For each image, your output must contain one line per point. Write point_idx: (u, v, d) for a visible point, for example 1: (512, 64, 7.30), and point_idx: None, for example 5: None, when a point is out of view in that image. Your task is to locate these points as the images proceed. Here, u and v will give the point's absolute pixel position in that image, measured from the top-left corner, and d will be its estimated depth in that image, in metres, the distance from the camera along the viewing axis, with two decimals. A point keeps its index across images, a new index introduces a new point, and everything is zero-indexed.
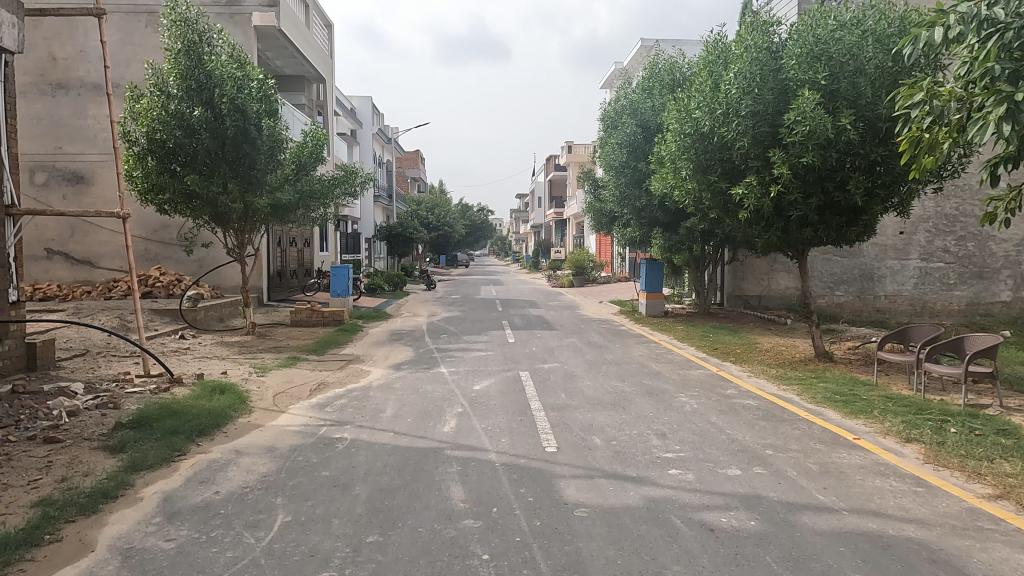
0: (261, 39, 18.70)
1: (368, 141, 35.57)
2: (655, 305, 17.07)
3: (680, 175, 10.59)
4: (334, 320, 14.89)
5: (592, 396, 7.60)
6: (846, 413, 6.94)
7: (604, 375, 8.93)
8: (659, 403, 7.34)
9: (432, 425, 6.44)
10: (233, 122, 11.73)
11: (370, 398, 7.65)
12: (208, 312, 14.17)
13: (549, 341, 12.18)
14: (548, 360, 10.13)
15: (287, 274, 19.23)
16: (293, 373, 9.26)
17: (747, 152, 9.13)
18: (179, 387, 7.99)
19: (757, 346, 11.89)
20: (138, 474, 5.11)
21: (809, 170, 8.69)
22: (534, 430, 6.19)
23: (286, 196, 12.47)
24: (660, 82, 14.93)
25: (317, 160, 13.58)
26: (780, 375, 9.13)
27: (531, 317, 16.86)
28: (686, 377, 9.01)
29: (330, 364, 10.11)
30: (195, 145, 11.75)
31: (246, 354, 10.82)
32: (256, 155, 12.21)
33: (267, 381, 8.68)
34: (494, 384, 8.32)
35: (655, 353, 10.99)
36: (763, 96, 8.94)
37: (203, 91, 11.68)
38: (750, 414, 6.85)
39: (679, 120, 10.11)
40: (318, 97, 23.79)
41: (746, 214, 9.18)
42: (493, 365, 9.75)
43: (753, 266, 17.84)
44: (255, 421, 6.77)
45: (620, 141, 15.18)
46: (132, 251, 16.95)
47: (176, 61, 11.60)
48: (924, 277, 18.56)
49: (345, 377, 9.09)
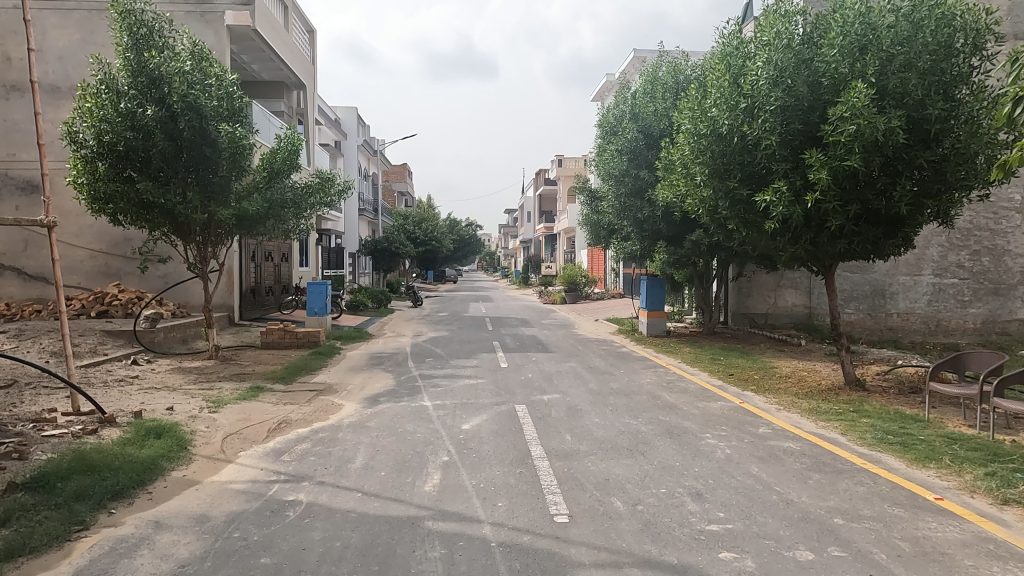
0: (236, 40, 17.55)
1: (354, 153, 34.44)
2: (657, 324, 15.94)
3: (692, 181, 9.50)
4: (309, 342, 13.61)
5: (604, 439, 6.38)
6: (910, 460, 5.78)
7: (613, 410, 7.71)
8: (684, 448, 6.13)
9: (411, 482, 5.18)
10: (189, 123, 10.55)
11: (339, 443, 6.39)
12: (168, 334, 12.86)
13: (546, 366, 10.94)
14: (547, 390, 8.89)
15: (262, 291, 17.92)
16: (251, 409, 7.93)
17: (775, 153, 8.08)
18: (110, 428, 6.65)
19: (775, 372, 10.73)
20: (11, 565, 3.80)
21: (849, 175, 7.63)
22: (537, 489, 4.97)
23: (253, 205, 11.24)
24: (663, 85, 13.93)
25: (291, 168, 12.31)
26: (812, 409, 7.97)
27: (523, 337, 15.64)
28: (707, 411, 7.83)
29: (298, 396, 8.80)
30: (149, 148, 10.54)
31: (203, 382, 9.50)
32: (217, 159, 11.02)
33: (218, 420, 7.35)
34: (487, 422, 7.08)
35: (665, 381, 9.78)
36: (795, 90, 7.88)
37: (155, 88, 10.48)
38: (797, 464, 5.66)
39: (693, 118, 9.03)
40: (298, 105, 22.66)
41: (773, 225, 8.11)
42: (484, 396, 8.51)
43: (760, 281, 16.80)
44: (191, 477, 5.45)
45: (620, 148, 14.12)
46: (92, 266, 15.62)
47: (124, 56, 10.40)
48: (938, 294, 17.59)
49: (313, 413, 7.79)
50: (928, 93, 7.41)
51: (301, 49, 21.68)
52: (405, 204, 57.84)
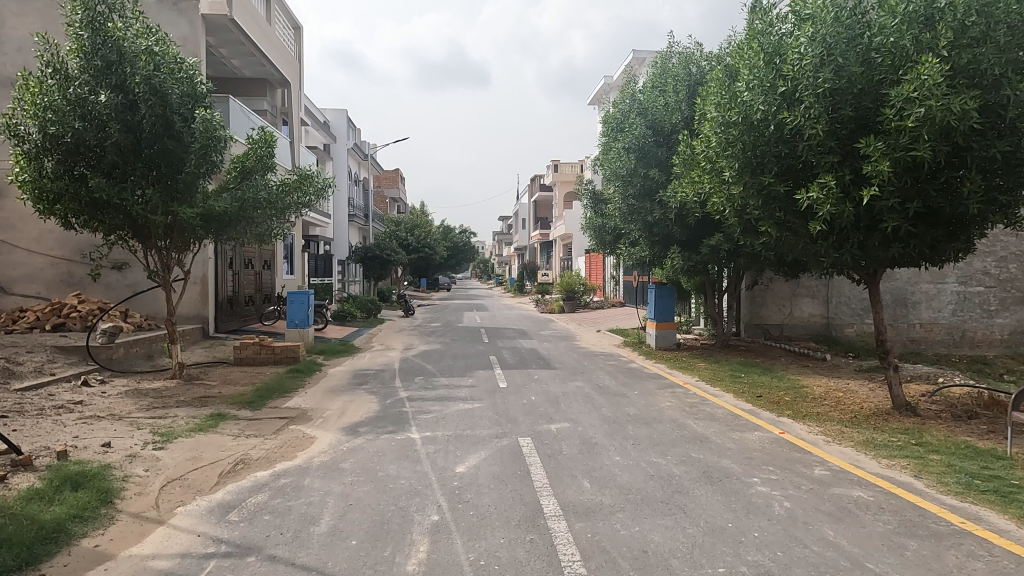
0: (212, 31, 16.35)
1: (343, 155, 33.19)
2: (666, 336, 14.78)
3: (718, 177, 8.39)
4: (287, 358, 12.37)
5: (631, 487, 5.20)
6: (1016, 517, 4.64)
7: (634, 444, 6.51)
8: (732, 500, 4.94)
9: (391, 557, 3.95)
10: (150, 110, 9.38)
11: (303, 494, 5.14)
12: (128, 350, 11.59)
13: (551, 387, 9.74)
14: (554, 417, 7.66)
15: (240, 301, 16.63)
16: (206, 444, 6.65)
17: (821, 144, 7.00)
18: (22, 474, 5.36)
19: (806, 393, 9.57)
20: None
21: (910, 168, 6.54)
22: (555, 568, 3.76)
23: (221, 205, 9.98)
24: (673, 77, 12.80)
25: (266, 167, 11.08)
26: (868, 442, 6.78)
27: (522, 350, 14.44)
28: (746, 446, 6.62)
29: (265, 426, 7.54)
30: (103, 140, 9.33)
31: (157, 409, 8.24)
32: (183, 152, 9.83)
33: (162, 460, 6.07)
34: (486, 462, 5.87)
35: (687, 405, 8.60)
36: (845, 70, 6.79)
37: (112, 73, 9.32)
38: (881, 525, 4.47)
39: (721, 105, 7.92)
40: (282, 103, 21.44)
41: (817, 226, 7.03)
42: (481, 426, 7.26)
43: (775, 290, 15.72)
44: (103, 549, 4.17)
45: (627, 145, 12.95)
46: (53, 274, 14.34)
47: (77, 35, 9.23)
48: (963, 303, 16.50)
49: (280, 449, 6.54)
50: (1006, 72, 6.36)
51: (286, 45, 20.53)
52: (397, 211, 56.75)
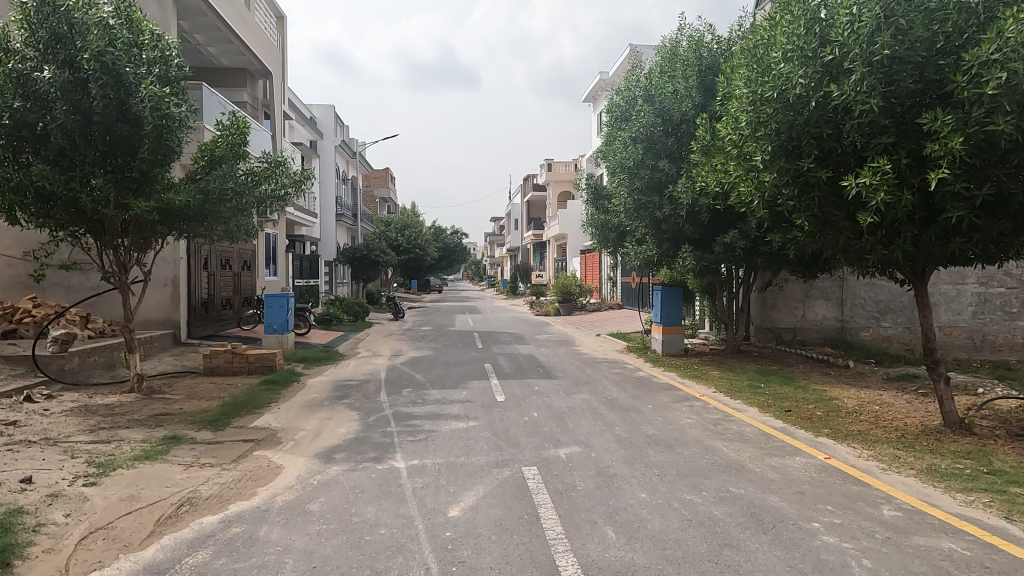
0: (185, 14, 15.21)
1: (331, 152, 32.08)
2: (673, 341, 13.79)
3: (747, 164, 7.44)
4: (262, 367, 11.28)
5: (668, 539, 4.17)
6: None
7: (659, 476, 5.48)
8: (795, 557, 3.92)
9: None
10: (101, 90, 8.16)
11: (255, 551, 4.07)
12: (85, 359, 10.44)
13: (554, 401, 8.71)
14: (562, 440, 6.62)
15: (217, 304, 15.49)
16: (148, 478, 5.56)
17: (873, 122, 6.09)
18: None
19: (840, 407, 8.57)
20: None
21: (984, 148, 5.59)
22: None
23: (181, 197, 8.81)
24: (682, 61, 11.86)
25: (238, 158, 9.96)
26: (933, 470, 5.78)
27: (519, 357, 13.41)
28: (791, 476, 5.59)
29: (224, 451, 6.44)
30: (49, 123, 8.19)
31: (103, 431, 7.11)
32: (139, 138, 8.61)
33: (89, 501, 4.98)
34: (486, 503, 4.82)
35: (711, 423, 7.59)
36: (906, 35, 5.87)
37: (60, 47, 8.17)
38: None
39: (753, 81, 7.00)
40: (264, 95, 20.24)
41: (868, 218, 6.08)
42: (478, 452, 6.21)
43: (787, 292, 14.79)
44: None
45: (634, 135, 12.00)
46: (9, 276, 13.15)
47: (20, 4, 8.11)
48: (983, 305, 15.61)
49: (238, 484, 5.45)
50: None
51: (267, 33, 19.36)
52: (387, 211, 55.85)
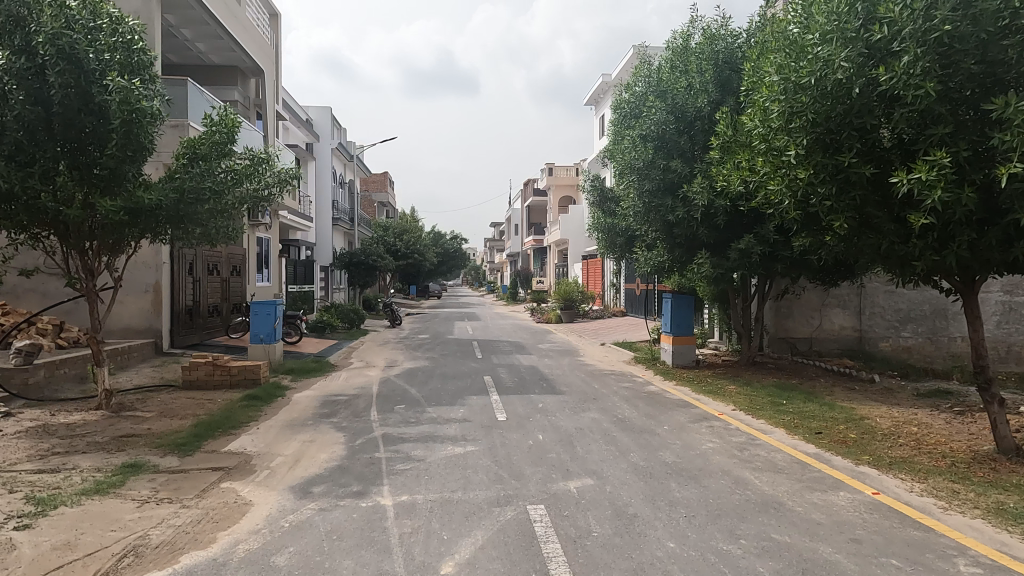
0: (169, 8, 14.46)
1: (326, 155, 31.33)
2: (683, 352, 13.03)
3: (776, 160, 6.66)
4: (245, 380, 10.51)
5: None
6: None
7: (687, 518, 4.71)
8: None
9: None
10: (60, 77, 7.44)
11: None
12: (52, 371, 9.65)
13: (561, 421, 7.91)
14: (573, 470, 5.84)
15: (202, 312, 14.69)
16: (94, 518, 4.78)
17: (927, 110, 5.36)
18: None
19: (875, 428, 7.78)
20: None
21: None
22: None
23: (153, 196, 8.04)
24: (695, 55, 11.11)
25: (222, 155, 9.18)
26: (1001, 509, 5.01)
27: (520, 368, 12.61)
28: (840, 518, 4.80)
29: (188, 483, 5.66)
30: (3, 115, 7.45)
31: (55, 457, 6.31)
32: (105, 131, 7.86)
33: (15, 550, 4.20)
34: (485, 556, 4.03)
35: (738, 448, 6.81)
36: (968, 8, 5.12)
37: (15, 31, 7.48)
38: None
39: (785, 66, 6.23)
40: (257, 93, 19.41)
41: (921, 219, 5.33)
42: (477, 486, 5.42)
43: (803, 300, 14.07)
44: None
45: (644, 133, 11.24)
46: None
47: None
48: (1008, 315, 14.82)
49: (196, 527, 4.67)
50: None
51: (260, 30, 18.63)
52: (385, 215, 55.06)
